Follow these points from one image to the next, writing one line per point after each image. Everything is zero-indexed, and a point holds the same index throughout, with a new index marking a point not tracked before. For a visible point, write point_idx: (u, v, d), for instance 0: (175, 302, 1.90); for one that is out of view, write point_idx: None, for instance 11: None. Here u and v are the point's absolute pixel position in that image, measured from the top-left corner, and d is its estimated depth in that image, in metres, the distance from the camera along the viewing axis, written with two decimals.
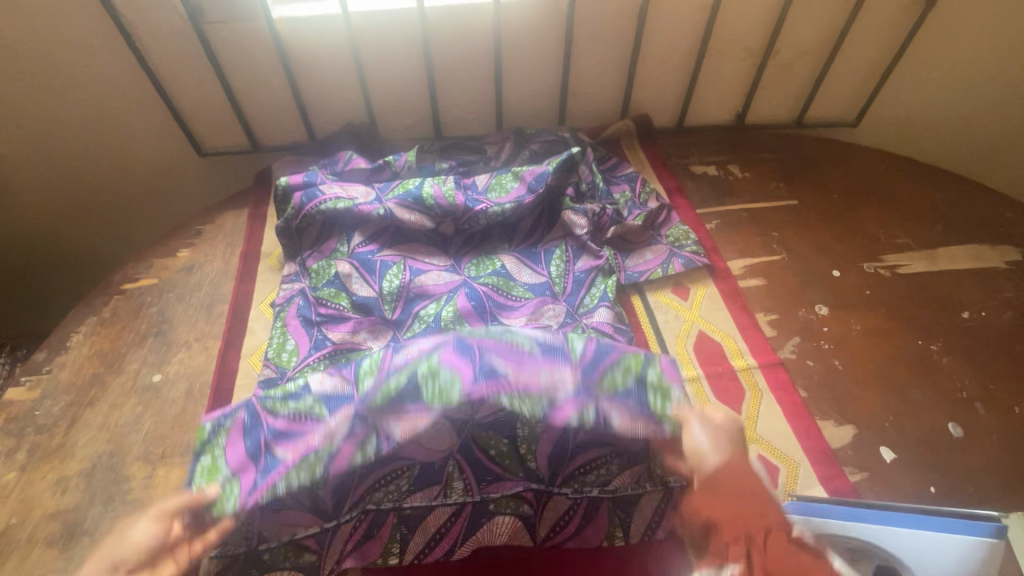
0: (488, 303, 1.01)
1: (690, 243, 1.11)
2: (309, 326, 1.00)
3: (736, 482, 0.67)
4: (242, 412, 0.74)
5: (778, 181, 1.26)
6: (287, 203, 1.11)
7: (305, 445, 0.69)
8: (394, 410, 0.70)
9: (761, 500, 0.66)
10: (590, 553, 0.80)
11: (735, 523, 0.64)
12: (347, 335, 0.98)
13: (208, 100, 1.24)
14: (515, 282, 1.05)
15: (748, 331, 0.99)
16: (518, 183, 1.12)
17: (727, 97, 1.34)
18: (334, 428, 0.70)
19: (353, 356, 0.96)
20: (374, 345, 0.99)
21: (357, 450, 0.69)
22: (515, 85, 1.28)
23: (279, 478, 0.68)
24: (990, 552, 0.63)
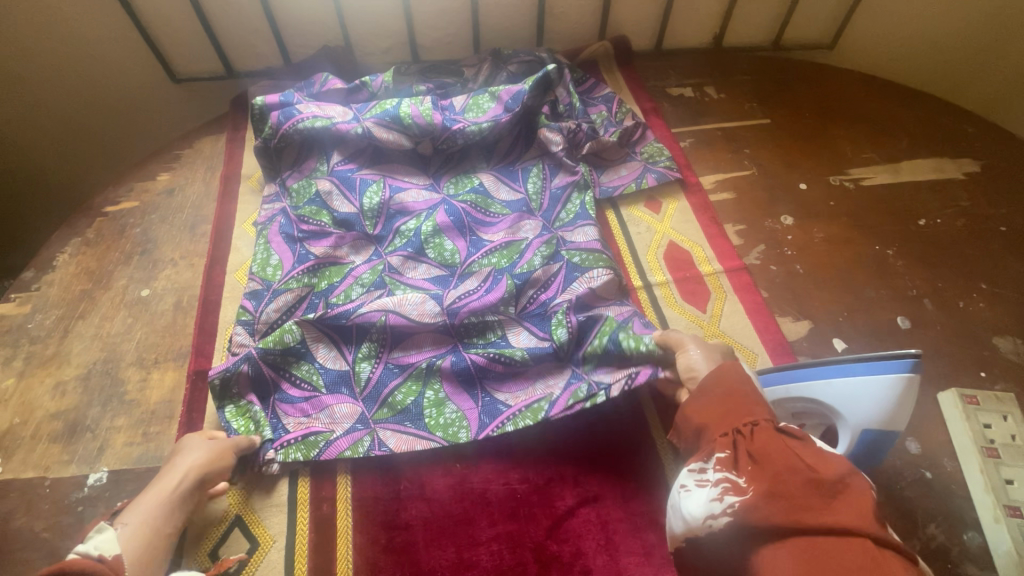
0: (467, 217, 1.03)
1: (664, 159, 1.14)
2: (291, 242, 1.02)
3: (725, 388, 0.65)
4: (245, 364, 0.85)
5: (753, 102, 1.28)
6: (264, 123, 1.10)
7: (307, 427, 0.84)
8: (395, 424, 0.84)
9: (747, 400, 0.63)
10: (565, 439, 0.85)
11: (724, 420, 0.62)
12: (330, 249, 1.01)
13: (177, 21, 1.21)
14: (493, 199, 1.07)
15: (716, 240, 1.04)
16: (495, 103, 1.11)
17: (705, 18, 1.33)
18: (338, 421, 0.84)
19: (336, 269, 0.99)
20: (356, 260, 1.01)
21: (415, 387, 0.87)
22: (493, 5, 1.26)
23: (283, 448, 0.82)
24: (908, 385, 0.62)
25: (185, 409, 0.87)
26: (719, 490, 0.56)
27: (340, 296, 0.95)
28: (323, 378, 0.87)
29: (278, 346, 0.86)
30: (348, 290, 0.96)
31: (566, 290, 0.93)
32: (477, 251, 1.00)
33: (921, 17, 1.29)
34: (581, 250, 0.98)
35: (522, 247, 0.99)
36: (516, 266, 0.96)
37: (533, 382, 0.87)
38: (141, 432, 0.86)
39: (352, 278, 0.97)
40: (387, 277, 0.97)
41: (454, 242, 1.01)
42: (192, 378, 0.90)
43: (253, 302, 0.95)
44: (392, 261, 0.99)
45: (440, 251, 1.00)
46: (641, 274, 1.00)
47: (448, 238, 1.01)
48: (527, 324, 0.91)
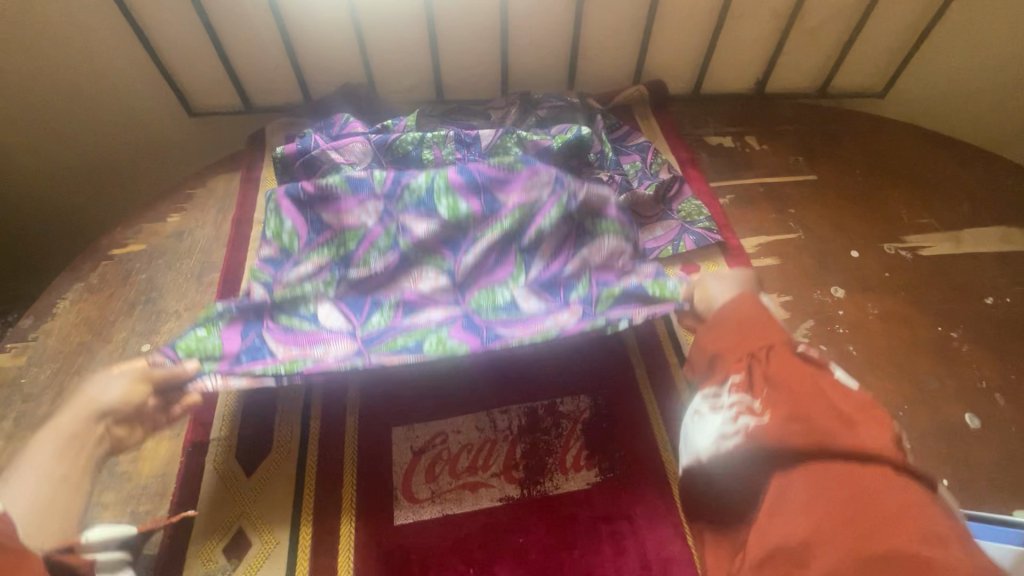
0: (488, 328, 0.79)
1: (703, 220, 1.06)
2: (292, 204, 0.88)
3: (734, 312, 0.72)
4: (250, 304, 0.79)
5: (797, 156, 1.20)
6: (284, 170, 1.05)
7: (297, 355, 0.76)
8: (390, 347, 0.76)
9: (761, 322, 0.69)
10: (590, 545, 0.78)
11: (733, 346, 0.69)
12: (331, 216, 0.87)
13: (196, 56, 1.17)
14: (517, 234, 0.86)
15: None
16: (522, 152, 1.03)
17: (747, 64, 1.26)
18: (328, 355, 0.76)
19: (301, 359, 0.74)
20: (332, 351, 0.76)
21: (421, 335, 0.79)
22: (524, 47, 1.20)
23: (264, 365, 0.73)
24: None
25: (179, 485, 0.81)
26: (735, 412, 0.64)
27: (314, 259, 0.86)
28: (317, 326, 0.80)
29: (281, 300, 0.81)
30: (326, 254, 0.86)
31: (576, 255, 0.86)
32: (492, 273, 0.86)
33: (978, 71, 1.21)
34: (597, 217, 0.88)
35: (536, 207, 0.86)
36: (539, 268, 0.86)
37: (541, 317, 0.80)
38: (129, 512, 0.79)
39: (366, 245, 0.85)
40: (436, 333, 0.78)
41: (470, 206, 0.87)
42: (188, 450, 0.83)
43: (243, 331, 0.78)
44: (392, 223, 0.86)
45: (488, 290, 0.84)
46: None
47: (463, 199, 0.87)
48: (543, 294, 0.84)
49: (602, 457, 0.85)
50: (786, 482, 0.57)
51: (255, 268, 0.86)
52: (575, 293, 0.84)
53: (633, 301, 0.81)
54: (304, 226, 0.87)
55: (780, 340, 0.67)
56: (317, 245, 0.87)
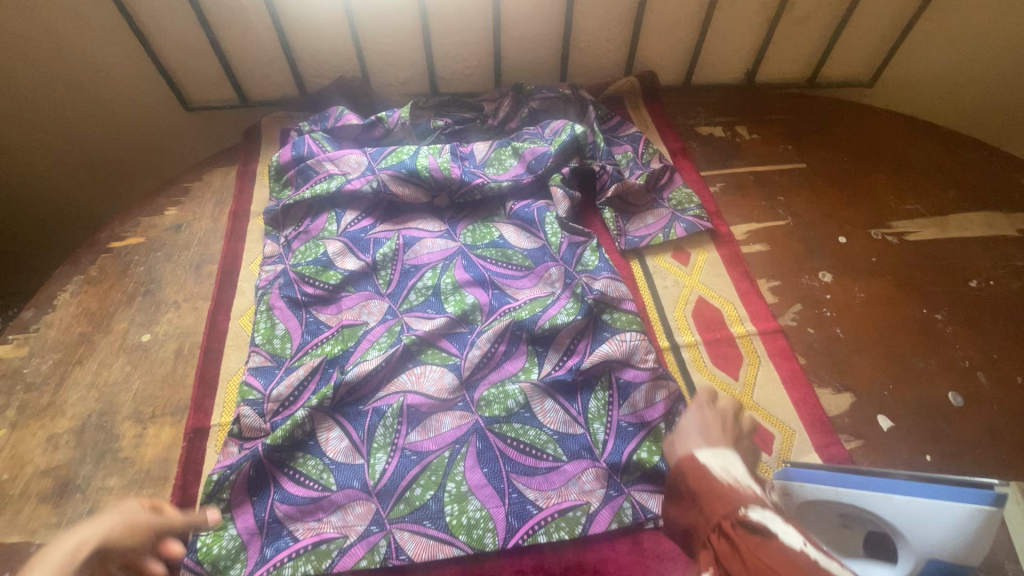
0: (501, 464, 0.82)
1: (693, 207, 1.08)
2: (296, 307, 0.97)
3: (690, 483, 0.61)
4: (248, 463, 0.80)
5: (787, 144, 1.22)
6: (281, 177, 1.12)
7: (317, 532, 0.78)
8: (414, 525, 0.78)
9: (711, 492, 0.57)
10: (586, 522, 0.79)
11: (699, 523, 0.57)
12: (332, 317, 0.96)
13: (192, 52, 1.18)
14: (529, 325, 0.92)
15: (749, 298, 0.97)
16: (517, 161, 1.09)
17: (737, 55, 1.28)
18: (351, 524, 0.78)
19: (324, 547, 0.76)
20: (352, 527, 0.78)
21: (436, 479, 0.81)
22: (515, 39, 1.21)
23: (289, 557, 0.75)
24: (988, 522, 0.55)
25: (181, 469, 0.83)
26: None
27: (324, 351, 0.92)
28: (334, 476, 0.81)
29: (287, 439, 0.82)
30: (329, 349, 0.92)
31: (591, 353, 0.89)
32: (496, 370, 0.90)
33: (961, 60, 1.23)
34: (606, 306, 0.93)
35: (547, 302, 0.94)
36: (551, 365, 0.90)
37: (567, 483, 0.81)
38: (133, 495, 0.81)
39: (368, 342, 0.93)
40: (454, 470, 0.82)
41: (476, 296, 0.98)
42: (190, 437, 0.86)
43: (255, 512, 0.79)
44: (402, 319, 0.96)
45: (496, 383, 0.89)
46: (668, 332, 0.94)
47: (468, 293, 0.98)
48: (553, 394, 0.87)
49: None
50: None
51: (243, 384, 0.89)
52: (592, 402, 0.87)
53: (652, 415, 0.85)
54: (309, 328, 0.95)
55: (727, 514, 0.54)
56: (327, 339, 0.94)
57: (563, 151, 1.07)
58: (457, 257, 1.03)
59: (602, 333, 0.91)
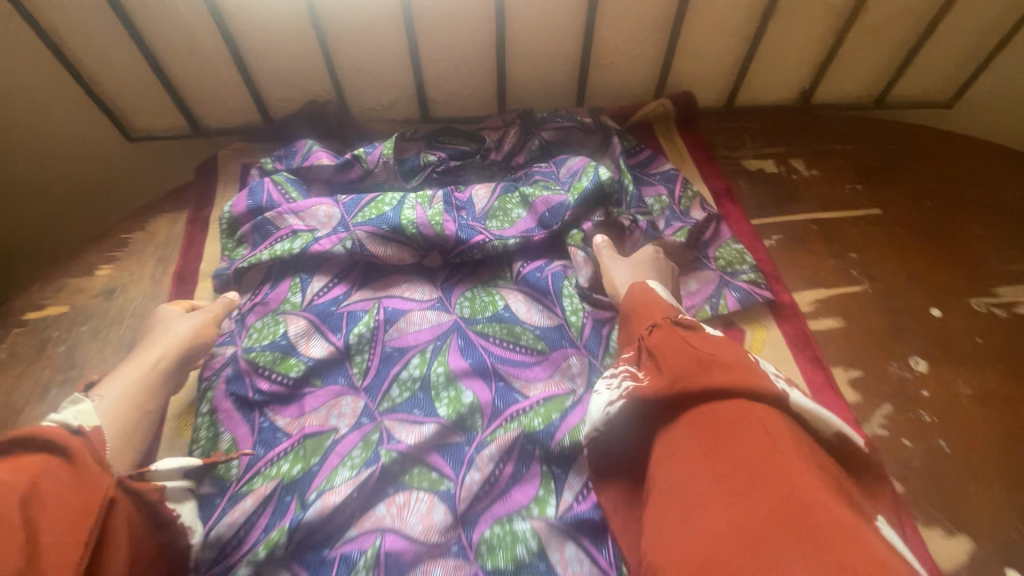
0: None
1: (747, 270, 0.86)
2: (248, 410, 0.77)
3: (634, 299, 0.71)
4: None
5: (855, 183, 1.00)
6: (236, 231, 0.91)
7: None
8: None
9: (652, 304, 0.67)
10: None
11: (634, 330, 0.66)
12: (292, 423, 0.76)
13: (131, 73, 0.97)
14: (544, 437, 0.71)
15: (826, 395, 0.75)
16: (527, 213, 0.89)
17: (791, 72, 1.06)
18: None
19: None
20: None
21: None
22: (523, 56, 1.00)
23: None
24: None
25: None
26: (619, 379, 0.60)
27: (279, 471, 0.72)
28: None
29: None
30: (286, 469, 0.72)
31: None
32: (502, 500, 0.70)
33: None
34: None
35: (567, 405, 0.74)
36: (572, 495, 0.69)
37: None
38: None
39: (338, 457, 0.72)
40: None
41: (474, 392, 0.76)
42: None
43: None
44: (381, 424, 0.75)
45: (503, 520, 0.68)
46: None
47: (466, 388, 0.77)
48: (576, 537, 0.67)
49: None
50: (644, 383, 0.56)
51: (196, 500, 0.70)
52: None
53: None
54: (263, 438, 0.75)
55: (665, 317, 0.64)
56: (284, 453, 0.73)
57: (583, 203, 0.87)
58: (453, 337, 0.81)
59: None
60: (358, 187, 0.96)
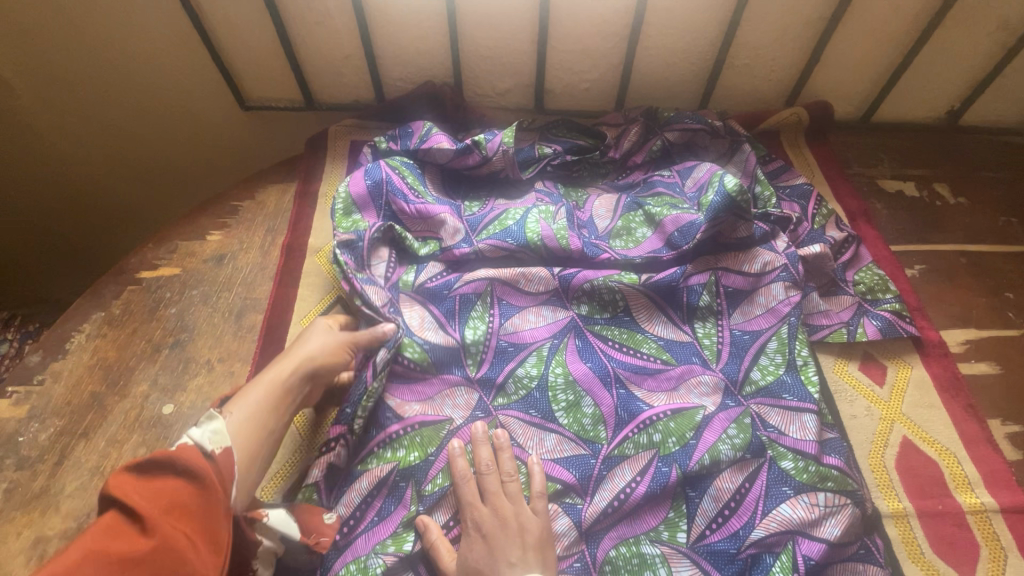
0: None
1: (890, 300, 0.79)
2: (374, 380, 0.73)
3: None
4: None
5: (1007, 216, 0.91)
6: (351, 213, 0.86)
7: None
8: None
9: None
10: None
11: None
12: (406, 407, 0.73)
13: (255, 42, 0.96)
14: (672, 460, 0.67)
15: (979, 448, 0.69)
16: (653, 233, 0.84)
17: (944, 89, 0.97)
18: None
19: None
20: None
21: None
22: (655, 50, 0.94)
23: None
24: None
25: None
26: None
27: (395, 454, 0.70)
28: None
29: None
30: (403, 455, 0.70)
31: (766, 516, 0.64)
32: (629, 519, 0.66)
33: None
34: (790, 449, 0.67)
35: (699, 420, 0.70)
36: (703, 523, 0.65)
37: None
38: None
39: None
40: None
41: (595, 401, 0.72)
42: None
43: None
44: (498, 418, 0.73)
45: (629, 540, 0.65)
46: (870, 494, 0.65)
47: (587, 393, 0.73)
48: (704, 566, 0.63)
49: None
50: None
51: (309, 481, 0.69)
52: None
53: None
54: (379, 416, 0.72)
55: None
56: (399, 435, 0.71)
57: (714, 217, 0.78)
58: (569, 337, 0.78)
59: (781, 486, 0.65)
60: (473, 174, 0.92)
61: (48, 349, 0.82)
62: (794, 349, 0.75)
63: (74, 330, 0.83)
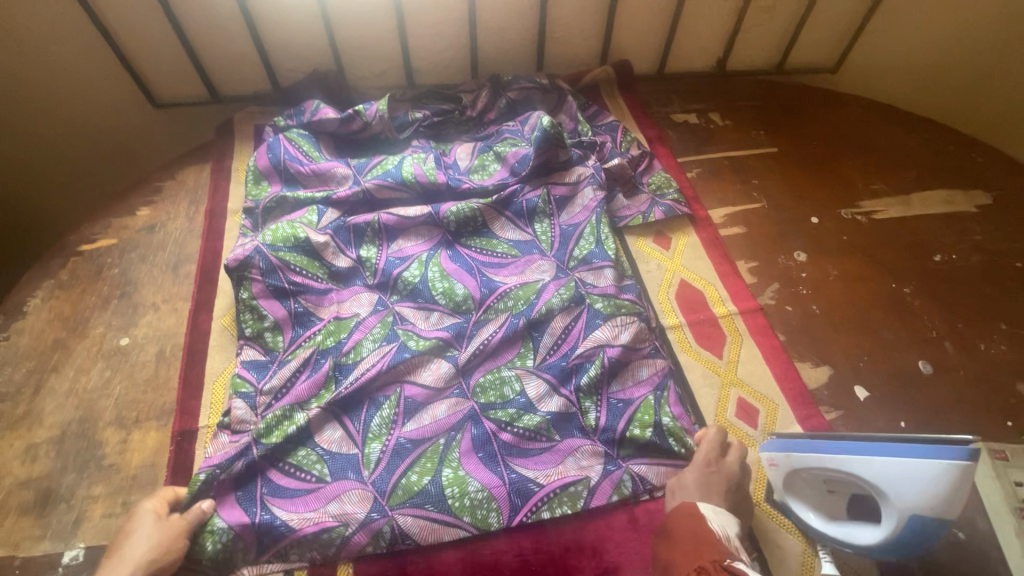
0: (496, 448, 0.82)
1: (672, 191, 1.10)
2: (283, 297, 0.94)
3: (685, 528, 0.68)
4: (241, 463, 0.78)
5: (759, 130, 1.25)
6: (260, 181, 1.09)
7: (314, 522, 0.76)
8: (415, 510, 0.77)
9: (701, 543, 0.65)
10: (616, 518, 0.79)
11: (683, 564, 0.63)
12: (324, 310, 0.94)
13: (160, 47, 1.15)
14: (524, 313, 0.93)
15: (729, 278, 1.00)
16: (501, 165, 1.11)
17: (708, 44, 1.31)
18: (350, 513, 0.77)
19: (325, 534, 0.75)
20: (352, 515, 0.77)
21: (432, 466, 0.81)
22: (491, 31, 1.22)
23: (292, 546, 0.75)
24: (964, 475, 0.55)
25: (169, 473, 0.81)
26: (729, 541, 0.66)
27: (316, 342, 0.90)
28: (328, 466, 0.81)
29: (280, 438, 0.81)
30: (321, 340, 0.90)
31: (585, 338, 0.91)
32: (492, 358, 0.90)
33: (911, 49, 1.29)
34: (601, 295, 0.94)
35: (539, 287, 0.96)
36: (546, 348, 0.91)
37: (565, 459, 0.82)
38: (121, 502, 0.78)
39: (361, 332, 0.91)
40: (450, 456, 0.81)
41: (464, 285, 0.97)
42: (177, 439, 0.83)
43: (244, 507, 0.77)
44: (393, 310, 0.95)
45: (492, 371, 0.89)
46: (653, 315, 0.95)
47: (458, 280, 0.98)
48: (544, 375, 0.88)
49: (607, 411, 0.85)
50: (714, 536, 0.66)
51: (235, 376, 0.87)
52: (586, 378, 0.87)
53: (640, 389, 0.87)
54: (301, 318, 0.93)
55: (714, 560, 0.61)
56: (318, 333, 0.91)
57: (539, 147, 1.06)
58: (442, 249, 1.03)
59: (595, 321, 0.92)
60: (359, 137, 1.16)
61: (6, 313, 0.96)
62: (600, 229, 1.03)
63: (29, 295, 0.99)
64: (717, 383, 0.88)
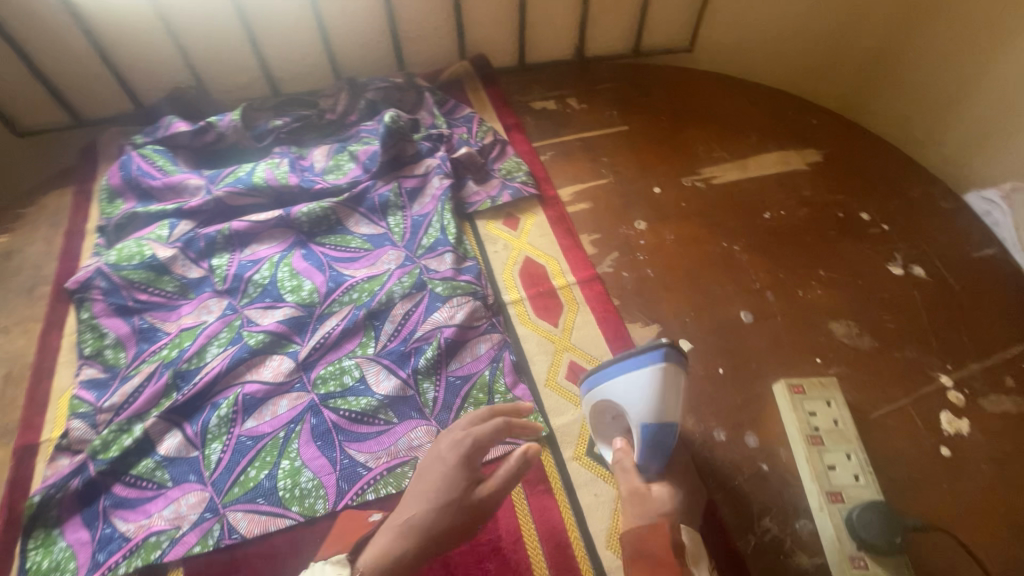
0: (334, 434, 0.86)
1: (521, 174, 1.14)
2: (128, 314, 0.96)
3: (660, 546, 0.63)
4: (76, 480, 0.80)
5: (612, 110, 1.30)
6: (114, 199, 1.11)
7: (147, 528, 0.78)
8: (246, 504, 0.80)
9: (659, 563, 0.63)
10: None
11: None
12: (169, 324, 0.96)
13: (9, 77, 1.16)
14: (370, 305, 0.96)
15: (570, 252, 1.05)
16: (354, 164, 1.14)
17: (562, 31, 1.35)
18: (183, 515, 0.79)
19: (155, 540, 0.77)
20: (185, 517, 0.79)
21: (270, 459, 0.83)
22: (344, 36, 1.25)
23: (122, 558, 0.76)
24: (666, 373, 0.69)
25: (7, 489, 0.82)
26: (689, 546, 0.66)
27: (161, 356, 0.92)
28: (169, 472, 0.82)
29: (118, 452, 0.82)
30: (166, 352, 0.92)
31: (424, 322, 0.94)
32: (335, 349, 0.93)
33: (753, 24, 1.33)
34: (441, 279, 0.99)
35: (384, 279, 1.00)
36: (387, 336, 0.94)
37: (397, 438, 0.85)
38: None
39: (207, 338, 0.93)
40: (289, 448, 0.84)
41: (313, 281, 1.00)
42: (18, 455, 0.84)
43: (86, 525, 0.78)
44: (243, 313, 0.97)
45: (334, 363, 0.92)
46: (493, 292, 0.99)
47: (306, 278, 1.01)
48: (384, 361, 0.92)
49: (446, 391, 0.89)
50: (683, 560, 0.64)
51: (74, 397, 0.88)
52: (422, 360, 0.90)
53: (476, 366, 0.90)
54: (147, 333, 0.95)
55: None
56: (162, 348, 0.93)
57: (385, 141, 1.11)
58: (296, 249, 1.05)
59: (435, 305, 0.96)
60: (216, 148, 1.18)
61: None
62: (444, 217, 1.06)
63: None
64: (551, 349, 0.93)
